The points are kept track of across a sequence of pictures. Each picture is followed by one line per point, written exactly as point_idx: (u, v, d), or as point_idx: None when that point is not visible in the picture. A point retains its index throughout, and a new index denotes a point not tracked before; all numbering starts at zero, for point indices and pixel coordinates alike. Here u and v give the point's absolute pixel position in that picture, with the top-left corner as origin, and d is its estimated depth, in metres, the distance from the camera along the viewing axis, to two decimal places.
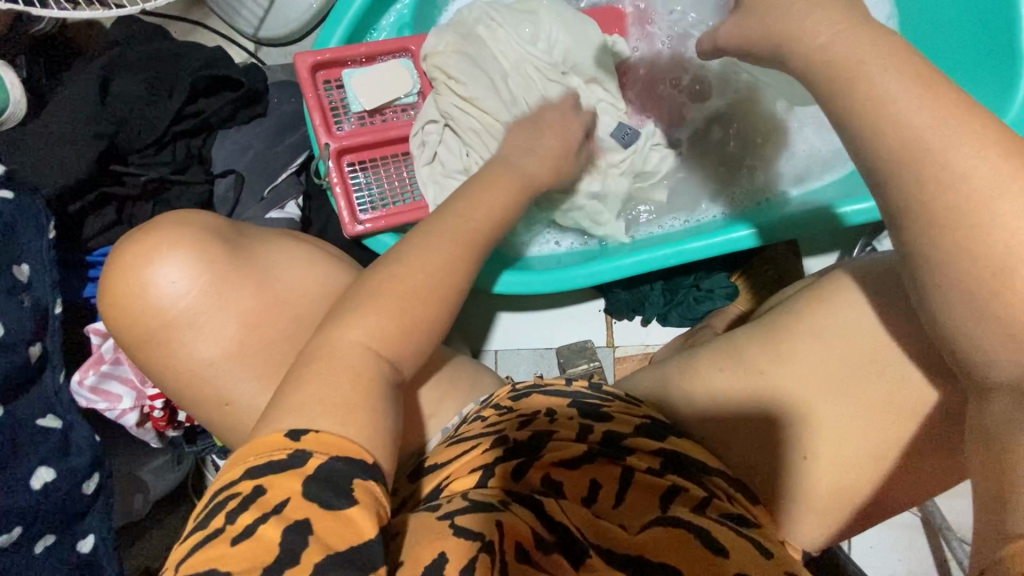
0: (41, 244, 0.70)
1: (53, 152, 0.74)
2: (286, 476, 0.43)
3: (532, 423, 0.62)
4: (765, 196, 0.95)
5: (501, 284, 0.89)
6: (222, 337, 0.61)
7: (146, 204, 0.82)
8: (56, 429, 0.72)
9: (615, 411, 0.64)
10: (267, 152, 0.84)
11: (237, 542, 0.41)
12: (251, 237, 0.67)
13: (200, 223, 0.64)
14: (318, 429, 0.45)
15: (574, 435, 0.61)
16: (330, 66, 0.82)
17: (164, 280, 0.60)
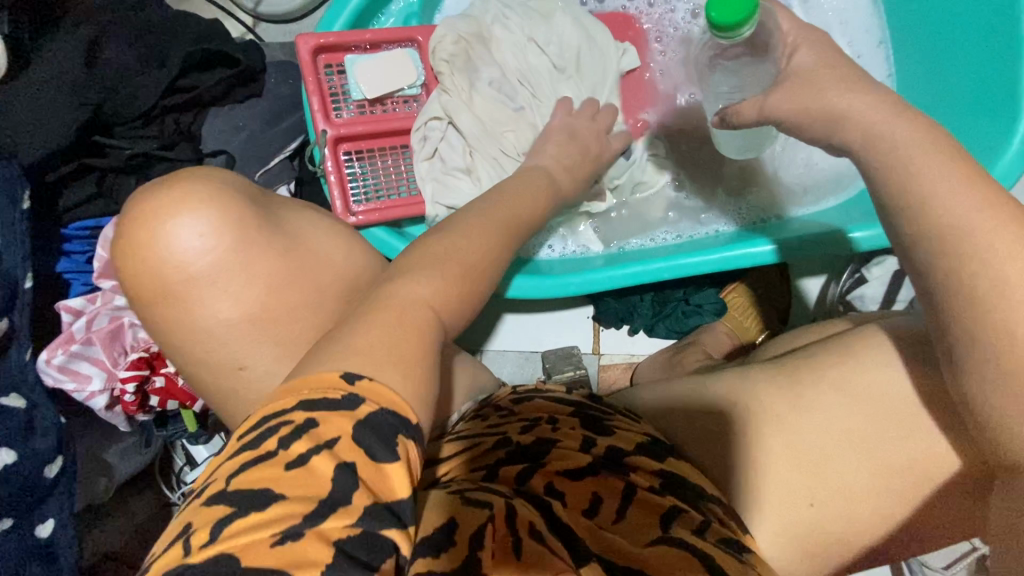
0: (14, 214, 0.67)
1: (32, 116, 0.70)
2: (338, 416, 0.37)
3: (534, 429, 0.61)
4: (768, 215, 0.95)
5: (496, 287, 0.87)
6: (243, 298, 0.58)
7: (128, 178, 0.79)
8: (19, 409, 0.69)
9: (618, 426, 0.63)
10: (261, 135, 0.81)
11: (288, 468, 0.36)
12: (279, 204, 0.64)
13: (232, 183, 0.60)
14: (372, 377, 0.40)
15: (578, 446, 0.59)
16: (332, 50, 0.79)
17: (183, 237, 0.56)
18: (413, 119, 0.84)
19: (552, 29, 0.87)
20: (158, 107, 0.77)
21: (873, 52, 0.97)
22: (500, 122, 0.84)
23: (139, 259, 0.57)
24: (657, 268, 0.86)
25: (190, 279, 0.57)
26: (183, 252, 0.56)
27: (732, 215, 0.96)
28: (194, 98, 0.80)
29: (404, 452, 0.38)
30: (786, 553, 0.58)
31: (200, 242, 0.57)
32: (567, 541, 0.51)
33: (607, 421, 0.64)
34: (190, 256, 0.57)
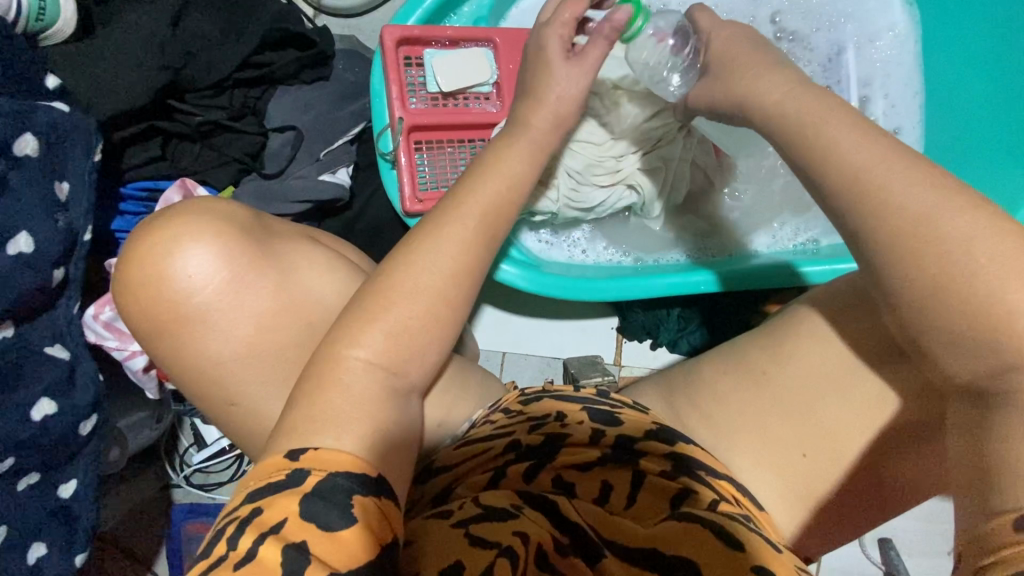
0: (86, 166, 0.66)
1: (112, 76, 0.71)
2: (283, 495, 0.42)
3: (543, 427, 0.61)
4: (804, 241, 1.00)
5: (533, 282, 0.90)
6: (234, 337, 0.59)
7: (192, 145, 0.80)
8: (62, 360, 0.68)
9: (626, 416, 0.62)
10: (328, 115, 0.83)
11: (237, 567, 0.39)
12: (275, 235, 0.64)
13: (223, 215, 0.60)
14: (318, 446, 0.44)
15: (588, 439, 0.60)
16: (413, 43, 0.83)
17: (187, 267, 0.57)
18: (485, 115, 0.86)
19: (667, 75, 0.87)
20: (230, 79, 0.79)
21: (909, 100, 0.96)
22: (596, 166, 0.89)
23: (141, 301, 0.57)
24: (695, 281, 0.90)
25: (187, 316, 0.58)
26: (178, 285, 0.57)
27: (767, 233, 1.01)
28: (266, 74, 0.81)
29: (361, 513, 0.42)
30: (805, 533, 0.62)
31: (197, 276, 0.57)
32: (576, 537, 0.53)
33: (614, 411, 0.63)
34: (187, 292, 0.57)
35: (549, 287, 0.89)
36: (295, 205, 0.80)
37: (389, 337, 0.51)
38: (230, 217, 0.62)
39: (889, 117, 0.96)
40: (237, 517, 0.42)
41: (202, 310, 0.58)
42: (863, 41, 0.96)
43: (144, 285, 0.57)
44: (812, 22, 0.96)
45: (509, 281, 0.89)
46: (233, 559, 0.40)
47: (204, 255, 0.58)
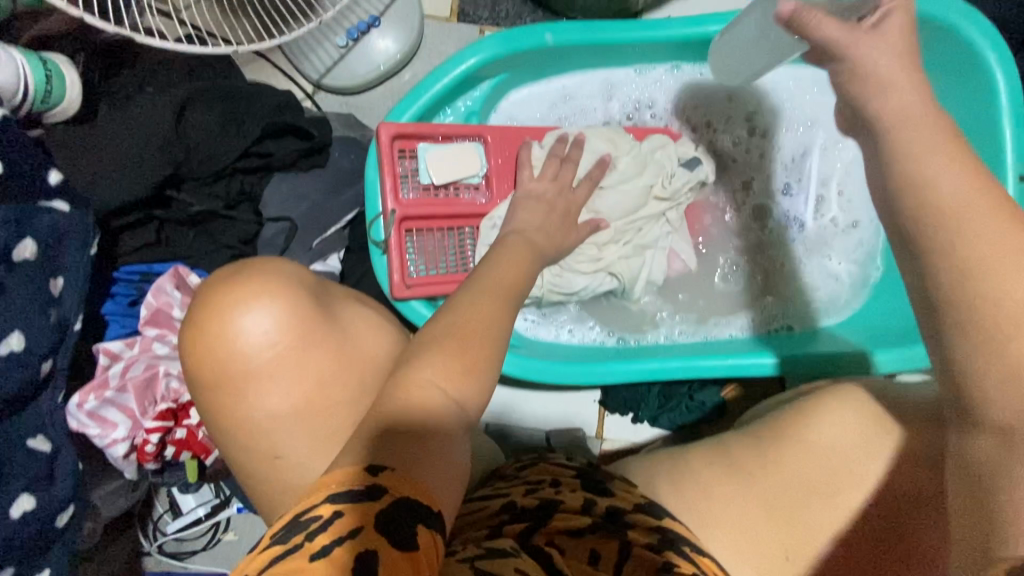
0: (82, 260, 0.68)
1: (113, 169, 0.73)
2: (360, 506, 0.42)
3: (538, 492, 0.63)
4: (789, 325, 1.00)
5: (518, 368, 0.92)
6: (292, 391, 0.64)
7: (187, 230, 0.82)
8: (44, 452, 0.68)
9: (617, 487, 0.65)
10: (324, 204, 0.86)
11: (315, 559, 0.39)
12: (330, 298, 0.70)
13: (294, 277, 0.67)
14: (394, 468, 0.45)
15: (580, 507, 0.62)
16: (408, 137, 0.86)
17: (252, 325, 0.63)
18: (473, 205, 0.91)
19: (650, 169, 0.95)
20: (229, 168, 0.82)
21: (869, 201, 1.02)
22: (581, 254, 0.95)
23: (204, 351, 0.64)
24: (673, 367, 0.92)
25: (250, 370, 0.64)
26: (238, 342, 0.63)
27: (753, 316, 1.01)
28: (265, 164, 0.84)
29: (426, 539, 0.42)
30: None
31: (260, 333, 0.63)
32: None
33: (605, 482, 0.66)
34: (252, 346, 0.63)
35: (538, 374, 0.91)
36: None
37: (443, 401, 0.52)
38: (300, 283, 0.68)
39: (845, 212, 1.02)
40: (317, 516, 0.42)
41: (266, 365, 0.64)
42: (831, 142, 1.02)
43: (202, 339, 0.63)
44: (785, 120, 1.02)
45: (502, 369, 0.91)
46: (308, 550, 0.40)
47: (272, 317, 0.64)
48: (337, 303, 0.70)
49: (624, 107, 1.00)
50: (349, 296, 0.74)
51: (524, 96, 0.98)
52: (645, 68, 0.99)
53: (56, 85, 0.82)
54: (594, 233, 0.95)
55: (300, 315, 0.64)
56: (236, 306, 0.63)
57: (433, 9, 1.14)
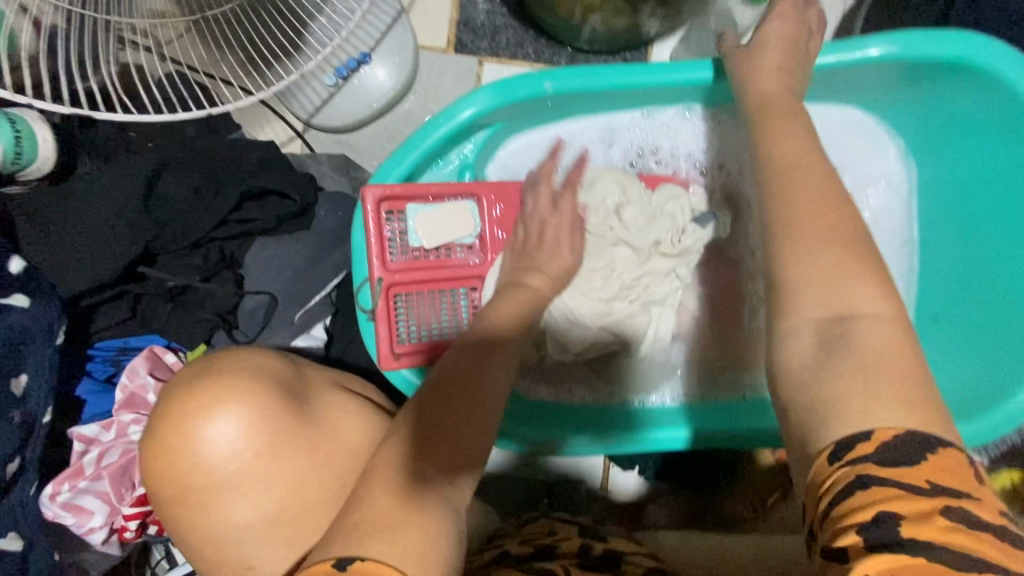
0: (46, 352, 0.64)
1: (81, 248, 0.69)
2: None
3: (533, 541, 0.70)
4: None
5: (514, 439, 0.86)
6: (259, 503, 0.62)
7: (162, 303, 0.77)
8: (15, 552, 0.65)
9: (613, 536, 0.74)
10: (307, 271, 0.81)
11: None
12: (302, 394, 0.68)
13: (268, 375, 0.66)
14: (364, 556, 0.41)
15: (575, 549, 0.68)
16: (396, 199, 0.80)
17: (230, 431, 0.61)
18: (467, 267, 0.85)
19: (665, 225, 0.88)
20: (206, 237, 0.77)
21: (898, 251, 0.94)
22: (585, 310, 0.88)
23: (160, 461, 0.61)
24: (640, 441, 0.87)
25: (212, 480, 0.61)
26: (210, 450, 0.60)
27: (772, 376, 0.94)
28: (245, 230, 0.79)
29: None
30: None
31: (237, 438, 0.61)
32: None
33: (605, 533, 0.74)
34: (215, 455, 0.60)
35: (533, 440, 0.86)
36: None
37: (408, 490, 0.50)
38: (277, 377, 0.67)
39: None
40: None
41: (228, 478, 0.61)
42: (856, 190, 0.93)
43: (162, 449, 0.60)
44: None
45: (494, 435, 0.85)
46: None
47: (248, 421, 0.62)
48: (310, 398, 0.69)
49: (630, 153, 0.93)
50: (332, 380, 0.75)
51: (523, 143, 0.91)
52: (653, 111, 0.91)
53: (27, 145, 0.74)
54: (600, 288, 0.88)
55: (278, 413, 0.64)
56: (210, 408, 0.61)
57: (428, 39, 1.07)
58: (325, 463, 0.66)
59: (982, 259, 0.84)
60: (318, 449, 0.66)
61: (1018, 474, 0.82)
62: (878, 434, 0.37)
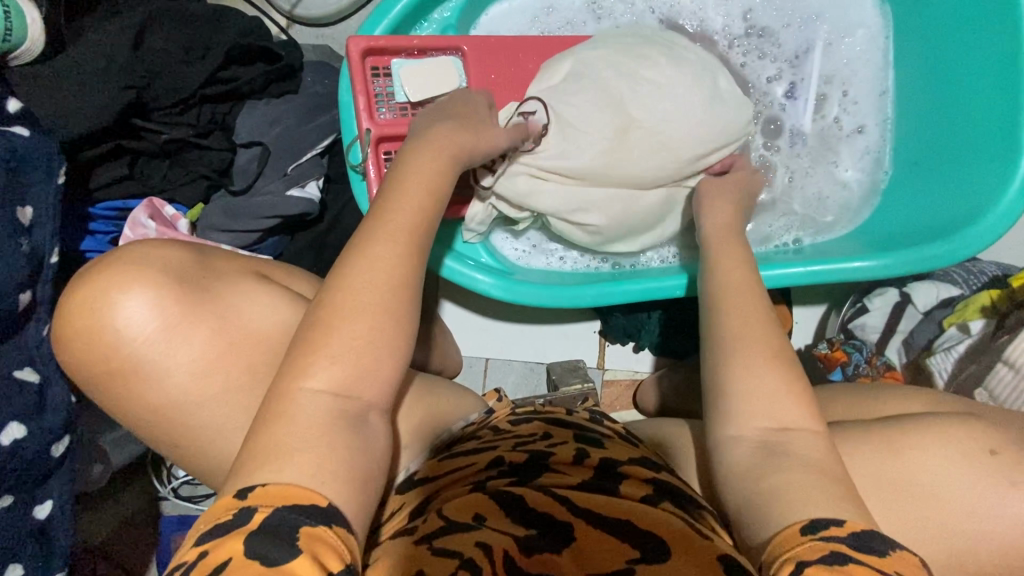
0: (48, 189, 0.67)
1: (75, 96, 0.71)
2: (231, 537, 0.44)
3: (527, 445, 0.66)
4: (797, 236, 0.95)
5: (502, 292, 0.90)
6: (187, 377, 0.61)
7: (161, 162, 0.80)
8: (33, 383, 0.68)
9: (611, 443, 0.69)
10: (297, 129, 0.82)
11: None
12: (218, 275, 0.65)
13: (168, 261, 0.63)
14: (264, 483, 0.46)
15: (571, 458, 0.64)
16: (380, 53, 0.82)
17: (124, 319, 0.59)
18: None
19: (682, 142, 0.86)
20: (196, 95, 0.78)
21: (876, 98, 0.96)
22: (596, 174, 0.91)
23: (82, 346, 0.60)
24: (609, 292, 0.90)
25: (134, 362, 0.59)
26: (110, 339, 0.59)
27: (760, 228, 0.95)
28: (233, 90, 0.81)
29: (306, 543, 0.44)
30: None
31: (134, 327, 0.59)
32: (544, 531, 0.56)
33: (600, 439, 0.69)
34: (132, 337, 0.59)
35: (528, 298, 0.90)
36: (263, 220, 0.80)
37: (325, 400, 0.50)
38: (171, 269, 0.62)
39: (848, 114, 0.96)
40: (186, 565, 0.44)
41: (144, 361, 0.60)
42: (833, 37, 0.95)
43: (82, 330, 0.59)
44: (785, 16, 0.95)
45: (481, 290, 0.89)
46: None
47: (154, 299, 0.59)
48: (225, 280, 0.65)
49: (618, 13, 0.94)
50: (251, 268, 0.69)
51: (504, 8, 0.93)
52: None
53: (16, 23, 0.67)
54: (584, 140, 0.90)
55: (173, 300, 0.60)
56: (99, 299, 0.58)
57: None
58: (233, 339, 0.62)
59: (958, 78, 0.86)
60: (233, 322, 0.63)
61: (997, 292, 0.84)
62: (848, 522, 0.48)
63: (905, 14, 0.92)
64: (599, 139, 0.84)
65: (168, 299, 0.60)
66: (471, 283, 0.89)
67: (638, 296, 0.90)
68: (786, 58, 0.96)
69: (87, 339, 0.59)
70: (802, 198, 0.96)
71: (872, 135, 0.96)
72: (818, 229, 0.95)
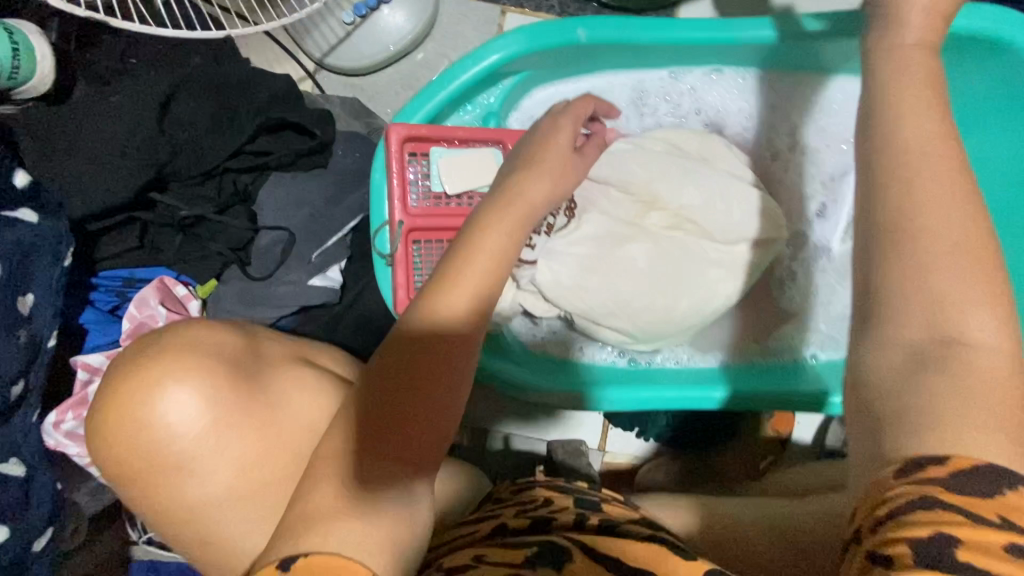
0: (53, 274, 0.62)
1: (94, 171, 0.66)
2: None
3: (530, 514, 0.60)
4: (811, 354, 0.94)
5: (512, 384, 0.86)
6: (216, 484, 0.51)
7: (173, 232, 0.74)
8: (17, 477, 0.64)
9: (612, 507, 0.62)
10: (324, 210, 0.78)
11: None
12: (268, 364, 0.55)
13: (215, 346, 0.53)
14: (309, 554, 0.38)
15: (571, 522, 0.57)
16: (420, 140, 0.78)
17: (167, 417, 0.50)
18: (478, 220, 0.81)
19: (708, 248, 0.87)
20: (220, 167, 0.74)
21: None
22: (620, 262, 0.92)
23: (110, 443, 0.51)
24: (631, 394, 0.86)
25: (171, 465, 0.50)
26: (150, 439, 0.50)
27: (770, 342, 0.96)
28: (260, 164, 0.76)
29: None
30: None
31: (178, 425, 0.50)
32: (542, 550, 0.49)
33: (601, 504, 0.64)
34: (168, 434, 0.50)
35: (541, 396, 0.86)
36: (282, 309, 0.76)
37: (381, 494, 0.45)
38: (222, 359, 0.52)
39: None
40: None
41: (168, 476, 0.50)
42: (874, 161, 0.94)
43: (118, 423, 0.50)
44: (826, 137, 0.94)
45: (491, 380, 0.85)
46: None
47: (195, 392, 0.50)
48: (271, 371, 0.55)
49: (662, 113, 0.93)
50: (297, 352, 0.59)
51: (549, 95, 0.90)
52: (680, 72, 0.92)
53: (25, 62, 0.65)
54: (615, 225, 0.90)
55: (223, 398, 0.51)
56: (142, 393, 0.49)
57: None
58: (281, 449, 0.52)
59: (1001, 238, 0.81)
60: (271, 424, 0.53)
61: None
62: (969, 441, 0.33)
63: (990, 191, 0.81)
64: (630, 247, 0.85)
65: (213, 392, 0.51)
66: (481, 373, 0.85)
67: (662, 406, 0.86)
68: (824, 180, 0.95)
69: (128, 442, 0.50)
70: (820, 312, 0.96)
71: None
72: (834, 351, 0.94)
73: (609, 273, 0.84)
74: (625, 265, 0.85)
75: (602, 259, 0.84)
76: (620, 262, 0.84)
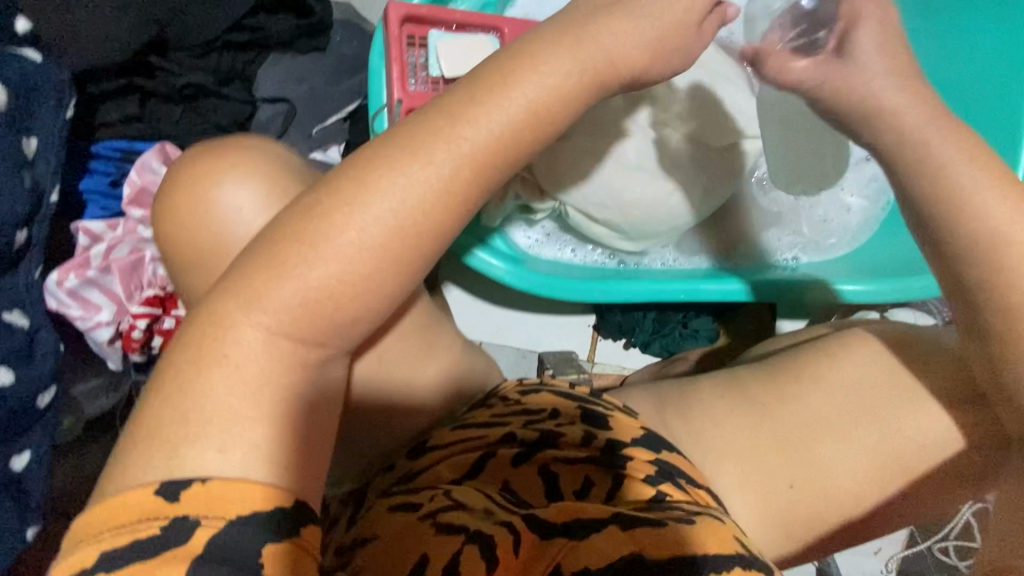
0: (57, 122, 0.63)
1: (90, 25, 0.65)
2: (165, 560, 0.32)
3: (537, 422, 0.57)
4: (792, 254, 1.00)
5: (510, 275, 0.90)
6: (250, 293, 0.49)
7: (172, 106, 0.75)
8: (22, 328, 0.64)
9: (617, 420, 0.59)
10: (323, 89, 0.79)
11: None
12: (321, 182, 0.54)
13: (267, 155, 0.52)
14: (206, 480, 0.34)
15: (578, 441, 0.56)
16: (419, 22, 0.80)
17: (225, 206, 0.49)
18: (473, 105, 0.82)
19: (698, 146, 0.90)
20: (219, 39, 0.74)
21: None
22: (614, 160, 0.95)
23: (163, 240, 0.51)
24: (624, 288, 0.91)
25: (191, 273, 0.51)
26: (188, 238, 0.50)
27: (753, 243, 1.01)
28: (258, 39, 0.77)
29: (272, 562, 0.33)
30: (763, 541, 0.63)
31: (234, 217, 0.49)
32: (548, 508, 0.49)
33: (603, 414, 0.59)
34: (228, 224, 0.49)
35: (538, 286, 0.90)
36: None
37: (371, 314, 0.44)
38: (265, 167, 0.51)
39: None
40: None
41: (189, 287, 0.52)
42: None
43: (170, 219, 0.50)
44: None
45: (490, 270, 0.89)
46: None
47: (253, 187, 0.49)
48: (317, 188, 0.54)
49: None
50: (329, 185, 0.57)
51: None
52: None
53: None
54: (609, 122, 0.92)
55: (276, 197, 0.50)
56: (201, 184, 0.49)
57: None
58: None
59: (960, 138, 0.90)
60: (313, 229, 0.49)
61: None
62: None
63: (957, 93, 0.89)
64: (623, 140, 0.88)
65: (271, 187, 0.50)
66: (479, 262, 0.89)
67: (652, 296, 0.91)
68: None
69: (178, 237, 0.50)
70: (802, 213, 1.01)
71: (874, 167, 1.02)
72: (813, 252, 1.00)
73: (603, 165, 0.87)
74: (618, 159, 0.88)
75: (597, 152, 0.87)
76: (613, 155, 0.87)
